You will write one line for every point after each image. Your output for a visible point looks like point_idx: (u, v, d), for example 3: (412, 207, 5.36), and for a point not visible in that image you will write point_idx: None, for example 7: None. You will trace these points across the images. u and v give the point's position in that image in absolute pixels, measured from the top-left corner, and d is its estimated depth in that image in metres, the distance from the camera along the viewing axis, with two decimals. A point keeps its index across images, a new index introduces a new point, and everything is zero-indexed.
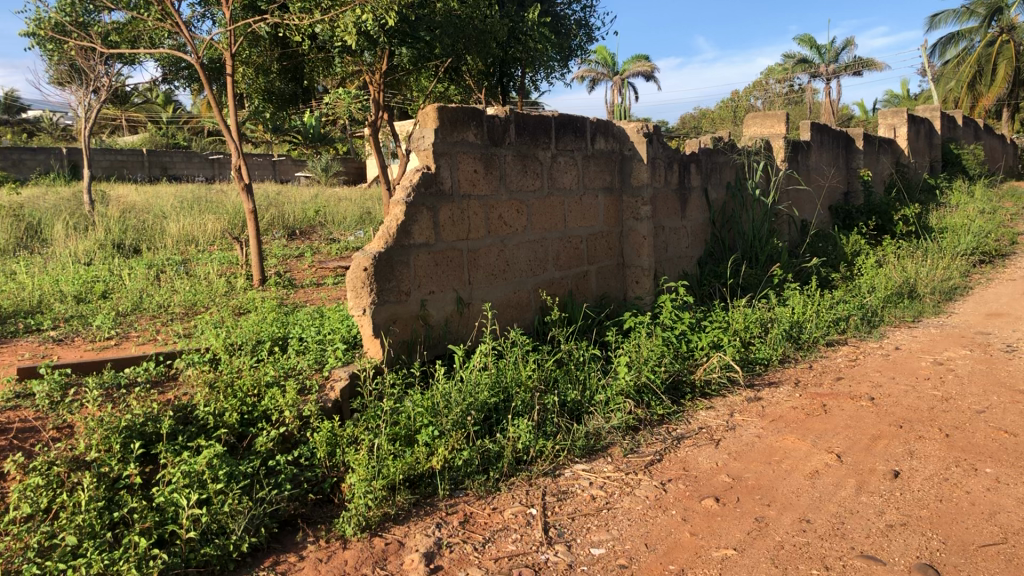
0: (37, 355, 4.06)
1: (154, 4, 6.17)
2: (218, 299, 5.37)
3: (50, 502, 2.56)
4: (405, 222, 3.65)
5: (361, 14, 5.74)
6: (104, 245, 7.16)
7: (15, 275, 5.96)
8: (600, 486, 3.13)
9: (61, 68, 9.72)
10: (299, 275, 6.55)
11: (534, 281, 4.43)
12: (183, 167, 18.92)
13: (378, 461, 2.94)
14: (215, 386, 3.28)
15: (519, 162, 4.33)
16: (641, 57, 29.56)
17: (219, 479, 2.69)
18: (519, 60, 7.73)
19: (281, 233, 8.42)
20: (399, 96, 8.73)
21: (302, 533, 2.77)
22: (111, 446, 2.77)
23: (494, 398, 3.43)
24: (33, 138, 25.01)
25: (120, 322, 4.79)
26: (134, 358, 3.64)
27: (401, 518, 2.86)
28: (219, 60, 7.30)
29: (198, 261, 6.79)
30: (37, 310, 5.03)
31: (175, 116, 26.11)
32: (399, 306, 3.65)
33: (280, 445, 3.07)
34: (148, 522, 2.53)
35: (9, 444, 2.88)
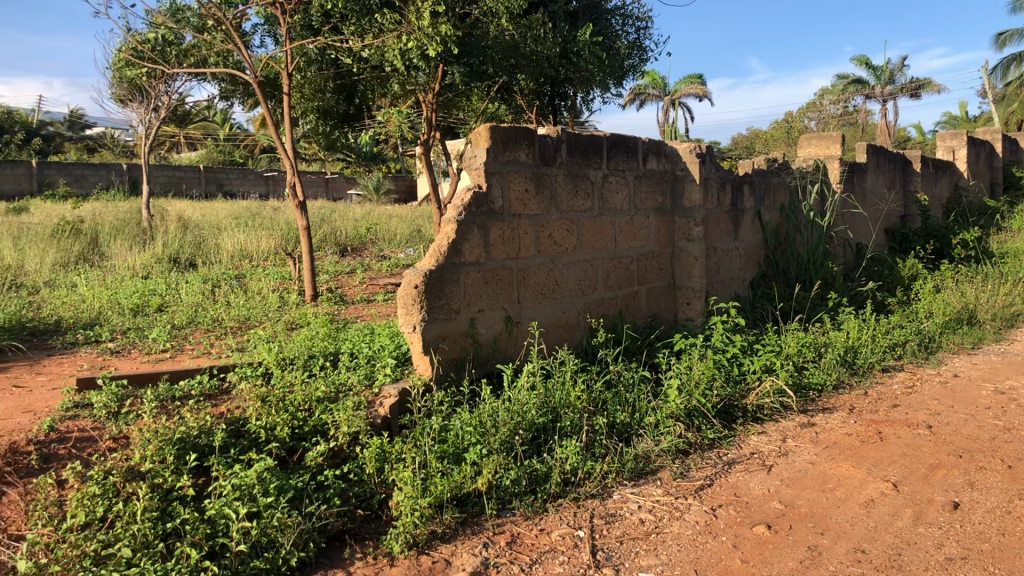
0: (95, 366, 4.17)
1: (216, 26, 6.35)
2: (270, 314, 5.44)
3: (106, 511, 2.61)
4: (456, 240, 3.67)
5: (412, 40, 5.78)
6: (161, 259, 7.31)
7: (76, 287, 6.13)
8: (649, 510, 3.09)
9: (124, 87, 10.02)
10: (350, 292, 6.62)
11: (583, 302, 4.42)
12: (240, 184, 19.20)
13: (426, 479, 2.95)
14: (268, 400, 3.30)
15: (571, 181, 4.32)
16: (694, 78, 29.40)
17: (269, 493, 2.73)
18: (571, 81, 7.73)
19: (334, 250, 8.50)
20: (451, 115, 8.78)
21: (350, 549, 2.79)
22: (165, 457, 2.82)
23: (543, 418, 3.40)
24: (96, 154, 25.75)
25: (175, 336, 4.87)
26: (188, 371, 3.68)
27: (448, 536, 2.86)
28: (276, 79, 7.43)
29: (253, 277, 6.88)
30: (95, 322, 5.15)
31: (233, 134, 26.64)
32: (449, 324, 3.67)
33: (330, 460, 3.10)
34: (199, 535, 2.56)
35: (69, 453, 2.94)
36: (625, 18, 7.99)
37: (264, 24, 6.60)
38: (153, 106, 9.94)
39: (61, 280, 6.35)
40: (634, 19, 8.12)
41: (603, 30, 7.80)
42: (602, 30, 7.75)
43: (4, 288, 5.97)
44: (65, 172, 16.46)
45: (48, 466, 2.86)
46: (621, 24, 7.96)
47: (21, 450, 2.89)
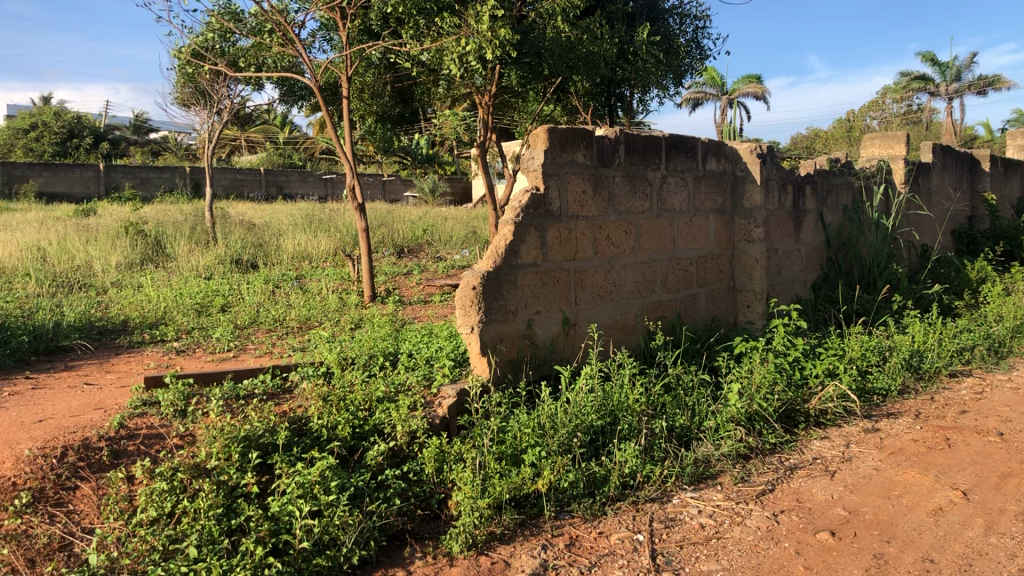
0: (162, 365, 4.26)
1: (276, 30, 6.45)
2: (329, 314, 5.51)
3: (173, 507, 2.67)
4: (513, 241, 3.67)
5: (470, 43, 5.81)
6: (223, 260, 7.46)
7: (142, 287, 6.28)
8: (710, 515, 3.05)
9: (187, 91, 10.24)
10: (408, 292, 6.68)
11: (641, 304, 4.39)
12: (298, 186, 19.48)
13: (484, 480, 2.96)
14: (329, 399, 3.35)
15: (629, 182, 4.30)
16: (753, 78, 29.04)
17: (331, 491, 2.76)
18: (628, 82, 7.68)
19: (391, 251, 8.58)
20: (508, 116, 8.80)
21: (410, 549, 2.81)
22: (230, 454, 2.87)
23: (601, 421, 3.39)
24: (161, 158, 26.38)
25: (238, 335, 4.97)
26: (252, 371, 3.74)
27: (507, 537, 2.87)
28: (335, 83, 7.53)
29: (313, 278, 6.98)
30: (161, 322, 5.27)
31: (293, 137, 27.07)
32: (506, 325, 3.68)
33: (390, 459, 3.13)
34: (263, 532, 2.61)
35: (137, 449, 3.02)
36: (683, 18, 7.92)
37: (323, 29, 6.68)
38: (215, 110, 10.14)
39: (128, 281, 6.53)
40: (692, 18, 8.04)
41: (661, 29, 7.72)
42: (660, 29, 7.67)
43: (74, 288, 6.16)
44: (131, 175, 16.90)
45: (118, 462, 2.94)
46: (678, 23, 7.89)
47: (93, 445, 2.97)
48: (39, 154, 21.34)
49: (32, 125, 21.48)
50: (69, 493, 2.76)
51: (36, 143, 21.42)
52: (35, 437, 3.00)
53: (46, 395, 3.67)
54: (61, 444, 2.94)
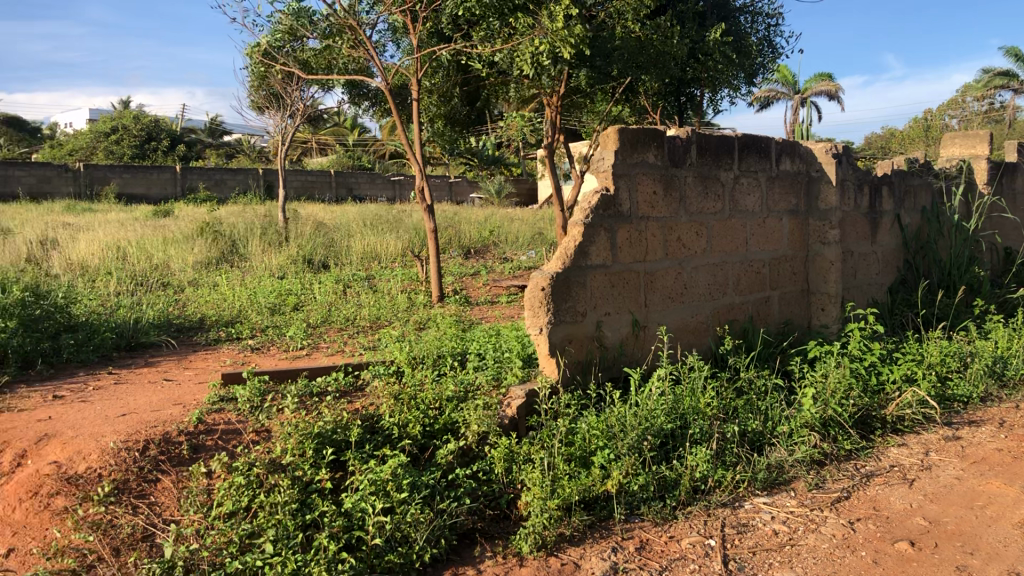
0: (238, 362, 4.37)
1: (348, 33, 6.54)
2: (399, 314, 5.57)
3: (250, 500, 2.73)
4: (583, 242, 3.66)
5: (539, 44, 5.81)
6: (296, 260, 7.61)
7: (218, 286, 6.45)
8: (783, 521, 3.00)
9: (262, 94, 10.47)
10: (475, 293, 6.71)
11: (712, 307, 4.33)
12: (367, 188, 19.74)
13: (554, 481, 2.96)
14: (400, 398, 3.38)
15: (701, 183, 4.25)
16: (826, 76, 28.46)
17: (403, 489, 2.79)
18: (698, 82, 7.60)
19: (458, 252, 8.64)
20: (576, 117, 8.78)
21: (480, 548, 2.83)
22: (305, 450, 2.92)
23: (671, 424, 3.35)
24: (234, 160, 27.03)
25: (311, 334, 5.06)
26: (325, 368, 3.80)
27: (577, 539, 2.86)
28: (405, 85, 7.61)
29: (382, 278, 7.08)
30: (237, 320, 5.40)
31: (362, 139, 27.46)
32: (576, 326, 3.67)
33: (460, 458, 3.15)
34: (337, 527, 2.65)
35: (216, 444, 3.09)
36: (755, 16, 7.80)
37: (393, 32, 6.76)
38: (288, 113, 10.34)
39: (204, 279, 6.70)
40: (764, 16, 7.91)
41: (733, 27, 7.61)
42: (732, 28, 7.56)
43: (153, 287, 6.35)
44: (207, 177, 17.35)
45: (197, 457, 3.02)
46: (750, 22, 7.77)
47: (173, 439, 3.05)
48: (119, 156, 22.04)
49: (113, 128, 22.19)
50: (150, 485, 2.84)
51: (117, 146, 22.12)
52: (119, 430, 3.09)
53: (128, 390, 3.79)
54: (143, 438, 3.03)
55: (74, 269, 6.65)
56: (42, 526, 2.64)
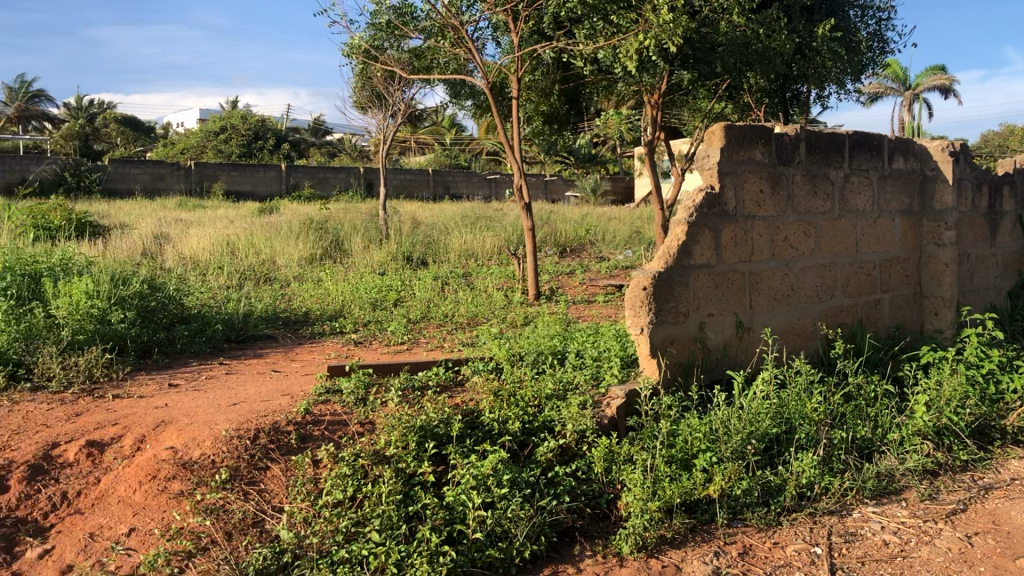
0: (342, 355, 4.48)
1: (450, 32, 6.62)
2: (496, 312, 5.60)
3: (355, 490, 2.79)
4: (686, 241, 3.61)
5: (642, 40, 5.76)
6: (395, 257, 7.75)
7: (322, 281, 6.62)
8: (894, 532, 2.89)
9: (365, 94, 10.71)
10: (572, 292, 6.70)
11: (820, 309, 4.22)
12: (464, 186, 19.92)
13: (655, 483, 2.92)
14: (499, 394, 3.39)
15: (809, 181, 4.14)
16: (938, 70, 27.34)
17: (504, 484, 2.81)
18: (805, 78, 7.40)
19: (554, 250, 8.65)
20: (676, 114, 8.67)
21: (580, 546, 2.83)
22: (408, 443, 2.97)
23: (776, 429, 3.28)
24: (336, 159, 27.71)
25: (410, 329, 5.14)
26: (426, 363, 3.86)
27: (678, 542, 2.83)
28: (505, 83, 7.64)
29: (479, 275, 7.14)
30: (339, 315, 5.52)
31: (459, 138, 27.75)
32: (678, 327, 3.62)
33: (559, 456, 3.14)
34: (439, 520, 2.69)
35: (322, 434, 3.18)
36: (865, 10, 7.55)
37: (494, 30, 6.80)
38: (389, 113, 10.55)
39: (308, 275, 6.88)
40: (875, 10, 7.66)
41: (842, 22, 7.39)
42: (841, 22, 7.34)
43: (261, 281, 6.55)
44: (310, 175, 17.83)
45: (304, 446, 3.10)
46: (860, 16, 7.53)
47: (282, 429, 3.15)
48: (227, 155, 22.85)
49: (222, 128, 23.00)
50: (261, 472, 2.94)
51: (226, 145, 22.92)
52: (231, 419, 3.20)
53: (238, 380, 3.92)
54: (254, 427, 3.13)
55: (187, 264, 6.92)
56: (160, 508, 2.75)
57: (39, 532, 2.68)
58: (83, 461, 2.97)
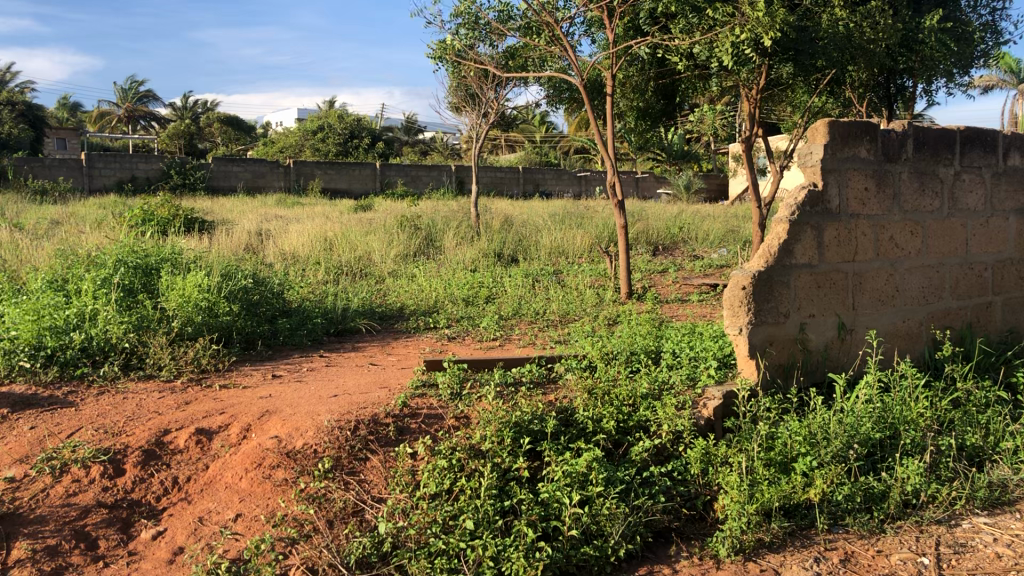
0: (436, 350, 4.55)
1: (544, 29, 6.63)
2: (588, 309, 5.59)
3: (452, 483, 2.83)
4: (788, 240, 3.54)
5: (739, 35, 5.66)
6: (487, 254, 7.82)
7: (415, 277, 6.73)
8: (1007, 544, 2.78)
9: (459, 94, 10.84)
10: (664, 290, 6.64)
11: (927, 312, 4.07)
12: (554, 184, 19.88)
13: (753, 485, 2.88)
14: (594, 392, 3.38)
15: (917, 179, 4.00)
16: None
17: (599, 482, 2.81)
18: (911, 72, 7.14)
19: (645, 248, 8.58)
20: (773, 110, 8.49)
21: (675, 547, 2.81)
22: (503, 438, 2.99)
23: (880, 434, 3.18)
24: (428, 156, 28.09)
25: (503, 325, 5.17)
26: (520, 359, 3.88)
27: (777, 546, 2.78)
28: (598, 80, 7.62)
29: (571, 272, 7.14)
30: (433, 310, 5.60)
31: (549, 135, 27.77)
32: (778, 328, 3.56)
33: (655, 456, 3.12)
34: (534, 515, 2.71)
35: (419, 427, 3.23)
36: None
37: (588, 27, 6.78)
38: (482, 111, 10.64)
39: (402, 271, 7.00)
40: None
41: (951, 13, 7.10)
42: (951, 13, 7.06)
43: (357, 277, 6.71)
44: (403, 173, 18.13)
45: (402, 439, 3.16)
46: (971, 6, 7.22)
47: (381, 421, 3.21)
48: (324, 154, 23.43)
49: (319, 127, 23.55)
50: (360, 463, 3.01)
51: (322, 144, 23.46)
52: (332, 410, 3.29)
53: (337, 373, 4.02)
54: (354, 418, 3.20)
55: (287, 259, 7.12)
56: (265, 495, 2.84)
57: (153, 514, 2.80)
58: (193, 448, 3.09)
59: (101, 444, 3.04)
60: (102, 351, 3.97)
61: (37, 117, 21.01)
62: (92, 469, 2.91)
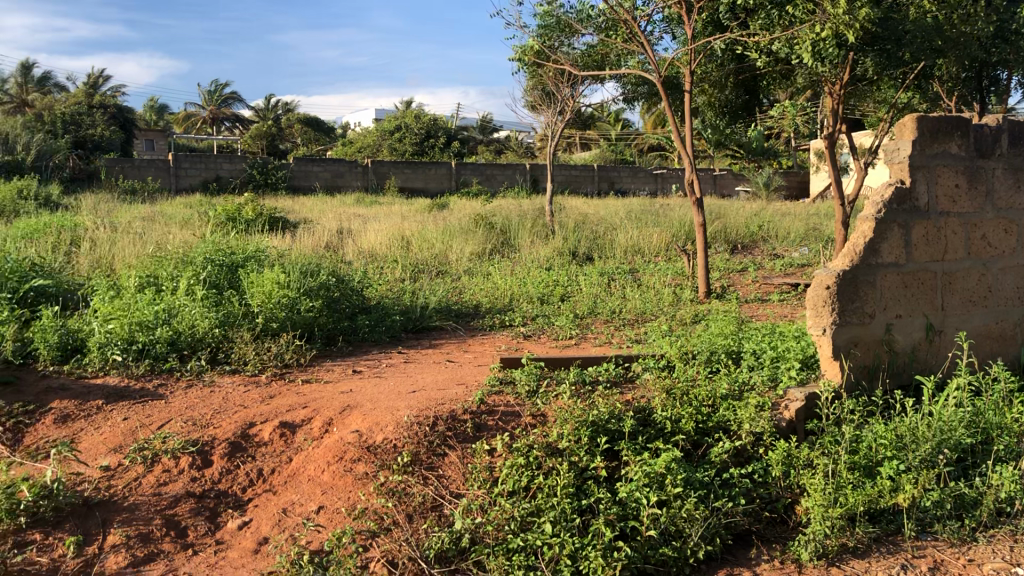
0: (512, 348, 4.57)
1: (622, 26, 6.58)
2: (665, 308, 5.54)
3: (529, 481, 2.83)
4: (873, 239, 3.45)
5: (822, 31, 5.53)
6: (563, 252, 7.82)
7: (491, 275, 6.77)
8: None
9: (535, 93, 10.88)
10: (744, 290, 6.54)
11: (1021, 313, 3.92)
12: (629, 182, 19.74)
13: (837, 489, 2.81)
14: (673, 392, 3.34)
15: (1012, 175, 3.85)
16: None
17: (678, 484, 2.78)
18: (1004, 64, 6.86)
19: (724, 246, 8.47)
20: (857, 105, 8.26)
21: (756, 550, 2.76)
22: (580, 436, 2.99)
23: (971, 439, 3.08)
24: (503, 155, 28.21)
25: (578, 324, 5.17)
26: (597, 358, 3.87)
27: (861, 552, 2.71)
28: (677, 77, 7.54)
29: (647, 271, 7.08)
30: (509, 308, 5.62)
31: (625, 133, 27.59)
32: (862, 329, 3.47)
33: (734, 458, 3.08)
34: (612, 515, 2.70)
35: (496, 424, 3.25)
36: None
37: (667, 23, 6.71)
38: (558, 109, 10.65)
39: (477, 269, 7.05)
40: None
41: None
42: None
43: (434, 275, 6.78)
44: (478, 172, 18.24)
45: (479, 435, 3.19)
46: None
47: (459, 417, 3.24)
48: (401, 153, 23.74)
49: (396, 127, 23.86)
50: (438, 459, 3.04)
51: (399, 144, 23.76)
52: (411, 406, 3.33)
53: (415, 369, 4.07)
54: (432, 414, 3.23)
55: (366, 257, 7.25)
56: (346, 488, 2.89)
57: (238, 505, 2.88)
58: (277, 441, 3.17)
59: (190, 435, 3.14)
60: (190, 345, 4.10)
61: (127, 120, 21.78)
62: (182, 460, 3.00)
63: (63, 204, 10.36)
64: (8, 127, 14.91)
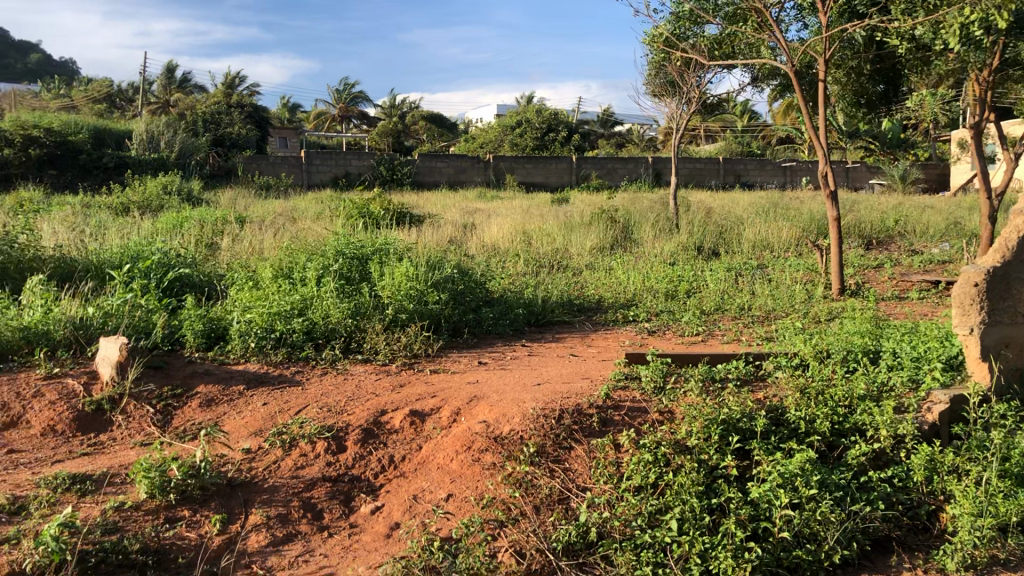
0: (637, 344, 4.53)
1: (752, 15, 6.41)
2: (795, 305, 5.38)
3: (657, 478, 2.80)
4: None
5: (969, 14, 5.22)
6: (688, 247, 7.70)
7: (615, 270, 6.73)
8: None
9: (659, 83, 10.75)
10: (880, 287, 6.27)
11: None
12: (756, 175, 19.23)
13: (986, 498, 2.68)
14: (807, 391, 3.25)
15: None
16: None
17: (813, 485, 2.69)
18: None
19: (857, 242, 8.15)
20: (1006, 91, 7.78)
21: (896, 557, 2.66)
22: (710, 434, 2.93)
23: None
24: (624, 148, 27.98)
25: (705, 321, 5.08)
26: (726, 355, 3.79)
27: (1014, 565, 2.56)
28: (810, 65, 7.29)
29: (775, 267, 6.89)
30: (633, 303, 5.57)
31: (751, 124, 26.87)
32: (1015, 330, 3.28)
33: (872, 461, 2.95)
34: (743, 515, 2.63)
35: (622, 419, 3.23)
36: None
37: (800, 11, 6.49)
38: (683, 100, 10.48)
39: (601, 263, 7.02)
40: None
41: None
42: None
43: (557, 269, 6.79)
44: (599, 166, 18.11)
45: (606, 430, 3.18)
46: None
47: (585, 411, 3.23)
48: (523, 148, 23.88)
49: (518, 122, 23.99)
50: (565, 452, 3.05)
51: (521, 139, 23.91)
52: (537, 398, 3.34)
53: (540, 362, 4.09)
54: (559, 407, 3.24)
55: (490, 250, 7.32)
56: (474, 477, 2.94)
57: (371, 490, 2.97)
58: (407, 429, 3.24)
59: (325, 421, 3.25)
60: (324, 334, 4.24)
61: (263, 118, 22.67)
62: (318, 444, 3.12)
63: (204, 199, 10.87)
64: (154, 127, 15.78)
